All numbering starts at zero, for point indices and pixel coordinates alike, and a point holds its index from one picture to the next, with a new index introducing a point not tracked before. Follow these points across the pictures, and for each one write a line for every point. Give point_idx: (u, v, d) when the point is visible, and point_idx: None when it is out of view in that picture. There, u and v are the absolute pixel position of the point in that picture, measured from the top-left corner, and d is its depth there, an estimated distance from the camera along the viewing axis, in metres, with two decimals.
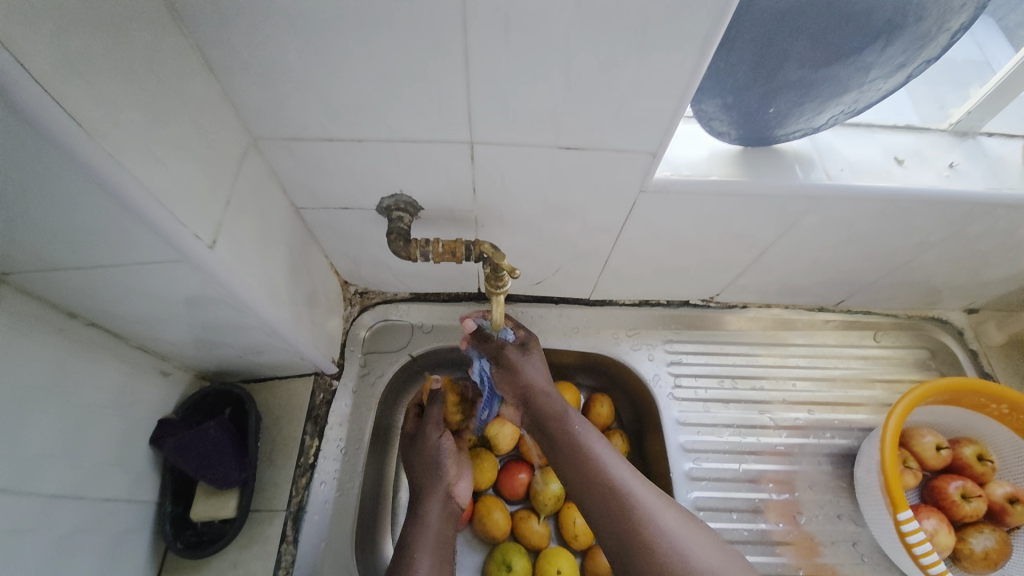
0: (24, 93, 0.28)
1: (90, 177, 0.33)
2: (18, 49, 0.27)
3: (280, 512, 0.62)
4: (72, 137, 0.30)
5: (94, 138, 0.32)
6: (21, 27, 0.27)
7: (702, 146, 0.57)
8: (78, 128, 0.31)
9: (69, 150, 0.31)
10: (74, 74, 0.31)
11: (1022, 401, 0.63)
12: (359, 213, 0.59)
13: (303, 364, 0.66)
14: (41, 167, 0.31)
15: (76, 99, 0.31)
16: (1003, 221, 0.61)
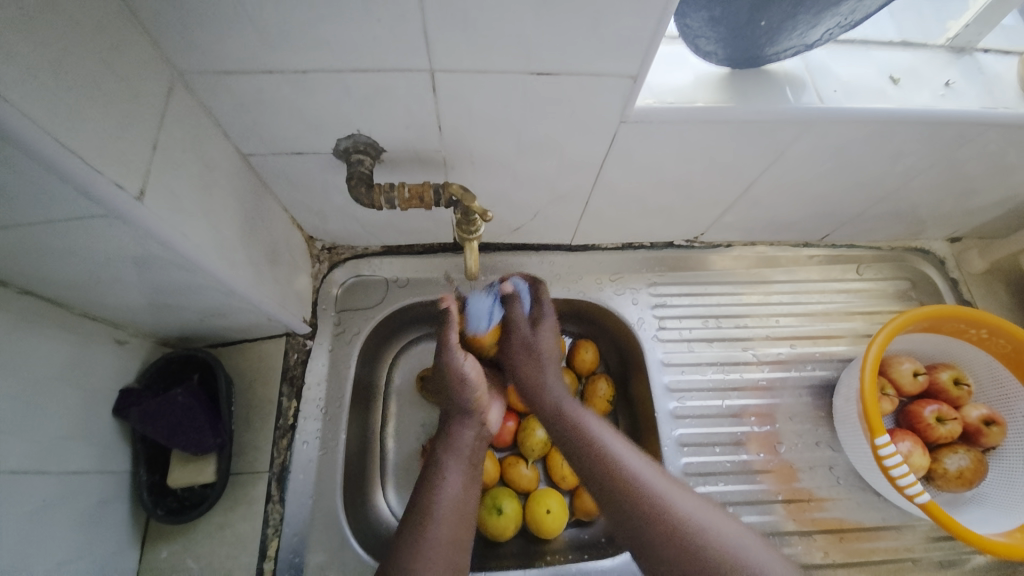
0: None
1: None
2: None
3: (263, 473, 0.61)
4: None
5: None
6: None
7: (686, 69, 0.52)
8: None
9: None
10: None
11: (1001, 323, 0.63)
12: (315, 158, 0.54)
13: (273, 324, 0.63)
14: None
15: None
16: (996, 143, 0.59)
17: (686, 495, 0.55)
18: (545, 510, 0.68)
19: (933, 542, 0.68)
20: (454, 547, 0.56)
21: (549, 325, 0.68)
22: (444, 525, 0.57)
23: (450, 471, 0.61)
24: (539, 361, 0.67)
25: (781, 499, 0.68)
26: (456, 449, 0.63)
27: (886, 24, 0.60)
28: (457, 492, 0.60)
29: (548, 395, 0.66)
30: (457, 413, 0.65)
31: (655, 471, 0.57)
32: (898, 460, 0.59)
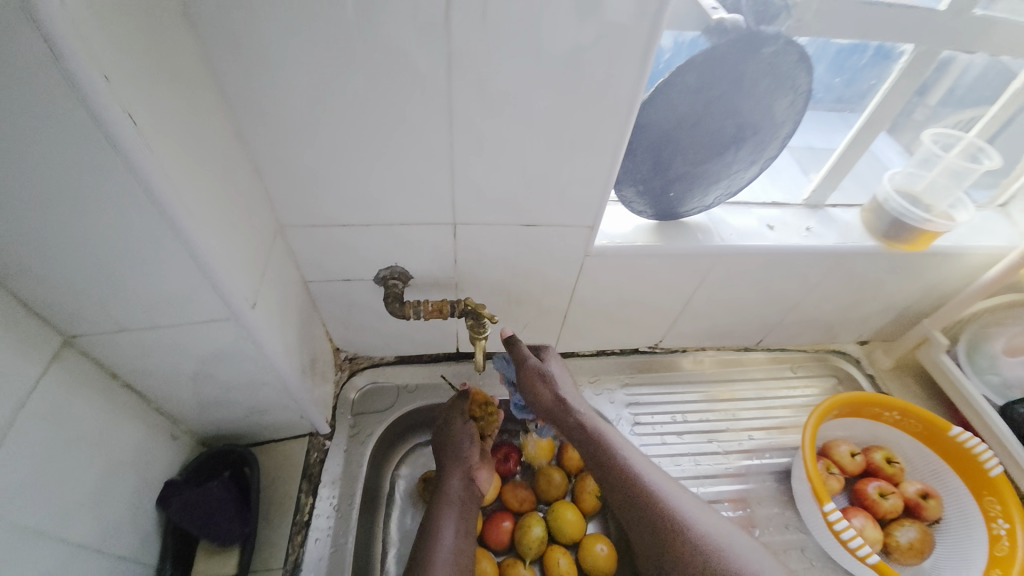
0: (174, 203, 0.39)
1: (190, 255, 0.43)
2: (169, 169, 0.39)
3: (276, 570, 0.64)
4: (190, 226, 0.41)
5: (200, 225, 0.43)
6: (170, 153, 0.39)
7: (628, 221, 0.75)
8: (194, 219, 0.42)
9: (186, 235, 0.41)
10: (192, 181, 0.42)
11: (904, 406, 0.78)
12: (358, 284, 0.71)
13: (302, 422, 0.73)
14: (157, 246, 0.42)
15: (194, 201, 0.42)
16: (857, 266, 0.80)
17: (692, 504, 0.65)
18: None
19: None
20: (457, 558, 0.66)
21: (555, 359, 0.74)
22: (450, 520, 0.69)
23: (454, 477, 0.73)
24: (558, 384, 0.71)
25: None
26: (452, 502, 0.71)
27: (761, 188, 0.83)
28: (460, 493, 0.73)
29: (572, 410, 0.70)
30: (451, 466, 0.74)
31: (672, 487, 0.66)
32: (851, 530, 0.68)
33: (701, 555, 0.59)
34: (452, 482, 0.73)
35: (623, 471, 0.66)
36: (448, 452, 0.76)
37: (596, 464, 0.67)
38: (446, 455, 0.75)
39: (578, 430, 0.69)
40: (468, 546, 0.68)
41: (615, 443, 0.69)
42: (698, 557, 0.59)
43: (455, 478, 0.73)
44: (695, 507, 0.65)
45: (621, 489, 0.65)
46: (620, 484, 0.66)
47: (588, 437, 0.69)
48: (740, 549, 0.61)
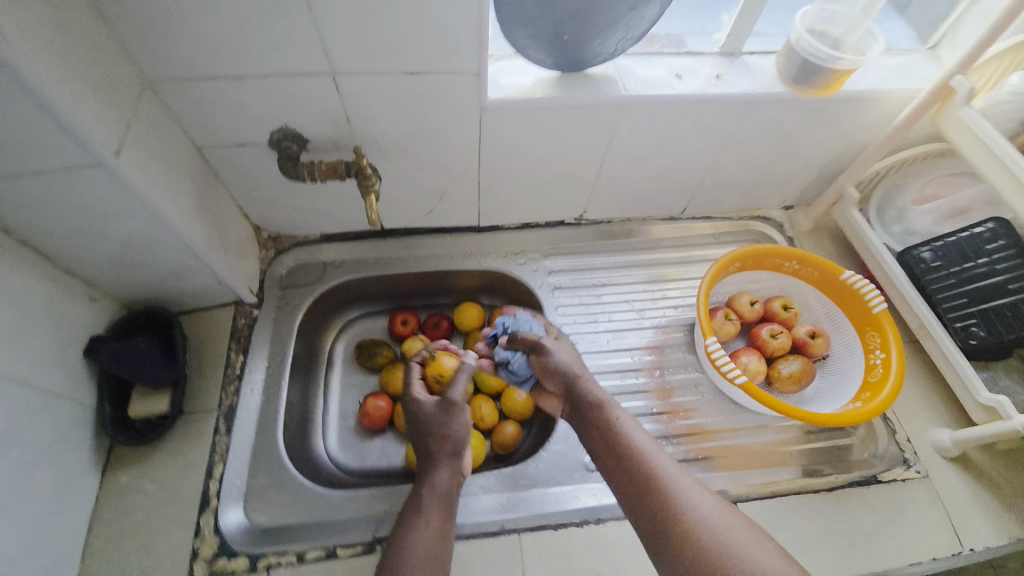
0: None
1: (17, 83, 0.42)
2: None
3: (213, 411, 0.72)
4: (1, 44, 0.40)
5: (18, 48, 0.41)
6: None
7: (529, 75, 0.72)
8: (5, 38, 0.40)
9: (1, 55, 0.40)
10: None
11: (802, 254, 0.82)
12: (254, 149, 0.70)
13: (223, 289, 0.76)
14: None
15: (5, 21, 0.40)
16: (769, 115, 0.79)
17: (709, 496, 0.62)
18: None
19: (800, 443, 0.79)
20: (438, 555, 0.59)
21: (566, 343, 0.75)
22: (433, 515, 0.62)
23: (438, 468, 0.65)
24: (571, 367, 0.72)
25: (658, 411, 0.83)
26: (434, 489, 0.64)
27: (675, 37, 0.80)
28: (446, 485, 0.65)
29: (585, 387, 0.70)
30: (439, 454, 0.66)
31: (682, 475, 0.63)
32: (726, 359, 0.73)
33: (704, 541, 0.57)
34: (438, 474, 0.65)
35: (630, 449, 0.65)
36: (436, 440, 0.66)
37: (605, 452, 0.66)
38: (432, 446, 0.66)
39: (595, 415, 0.68)
40: (448, 546, 0.61)
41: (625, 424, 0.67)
42: (695, 547, 0.57)
43: (442, 472, 0.65)
44: (711, 503, 0.61)
45: (623, 471, 0.64)
46: (629, 460, 0.64)
47: (599, 418, 0.68)
48: (762, 551, 0.57)
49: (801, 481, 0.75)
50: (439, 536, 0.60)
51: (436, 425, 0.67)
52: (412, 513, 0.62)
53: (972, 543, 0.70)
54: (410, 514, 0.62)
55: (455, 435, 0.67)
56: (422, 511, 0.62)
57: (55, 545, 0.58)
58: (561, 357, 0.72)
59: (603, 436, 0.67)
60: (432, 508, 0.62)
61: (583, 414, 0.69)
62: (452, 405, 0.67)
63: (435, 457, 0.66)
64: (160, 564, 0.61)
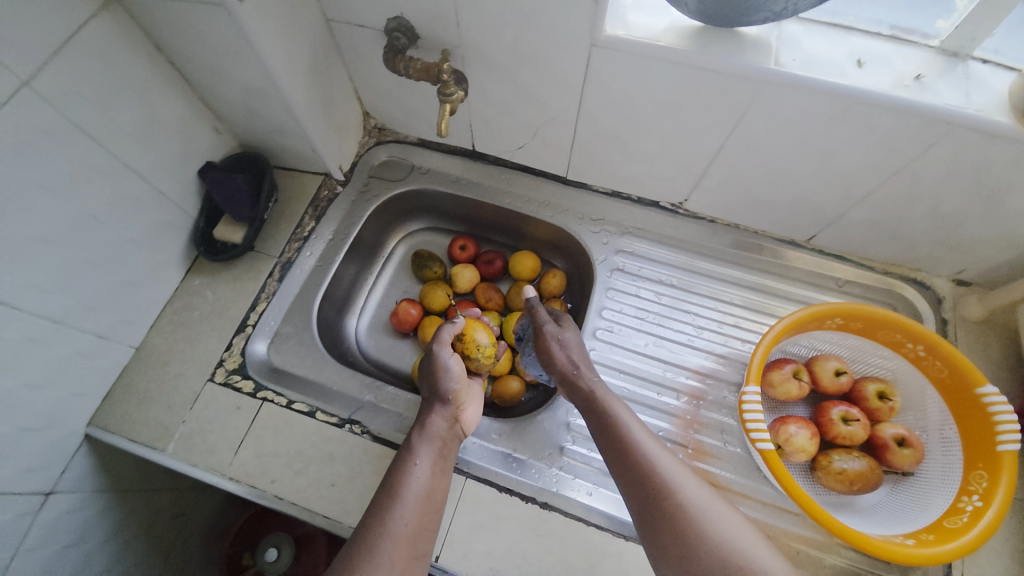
0: None
1: None
2: None
3: (273, 258, 0.82)
4: None
5: None
6: None
7: (665, 18, 0.61)
8: None
9: None
10: None
11: (938, 343, 0.62)
12: (371, 33, 0.72)
13: (316, 158, 0.84)
14: None
15: None
16: (974, 149, 0.58)
17: (727, 515, 0.53)
18: None
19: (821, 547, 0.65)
20: (429, 493, 0.57)
21: (570, 325, 0.71)
22: (426, 454, 0.60)
23: (435, 413, 0.64)
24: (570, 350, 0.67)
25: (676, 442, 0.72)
26: (428, 434, 0.62)
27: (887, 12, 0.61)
28: (442, 431, 0.63)
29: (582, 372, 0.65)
30: (433, 400, 0.65)
31: (671, 457, 0.57)
32: (759, 416, 0.60)
33: (716, 557, 0.49)
34: (433, 420, 0.64)
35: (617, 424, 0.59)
36: (434, 388, 0.65)
37: (603, 446, 0.59)
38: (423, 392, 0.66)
39: (588, 404, 0.62)
40: (439, 486, 0.59)
41: (611, 400, 0.62)
42: (687, 536, 0.51)
43: (439, 417, 0.64)
44: (700, 494, 0.54)
45: (620, 454, 0.57)
46: (612, 438, 0.59)
47: (594, 407, 0.62)
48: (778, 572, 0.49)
49: None
50: (433, 475, 0.59)
51: (435, 373, 0.66)
52: (405, 452, 0.60)
53: None
54: (404, 452, 0.61)
55: (448, 385, 0.65)
56: (415, 452, 0.60)
57: (137, 308, 0.74)
58: (558, 340, 0.68)
59: (599, 431, 0.60)
60: (426, 449, 0.61)
61: (580, 403, 0.64)
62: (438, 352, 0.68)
63: (434, 404, 0.65)
64: (196, 357, 0.75)
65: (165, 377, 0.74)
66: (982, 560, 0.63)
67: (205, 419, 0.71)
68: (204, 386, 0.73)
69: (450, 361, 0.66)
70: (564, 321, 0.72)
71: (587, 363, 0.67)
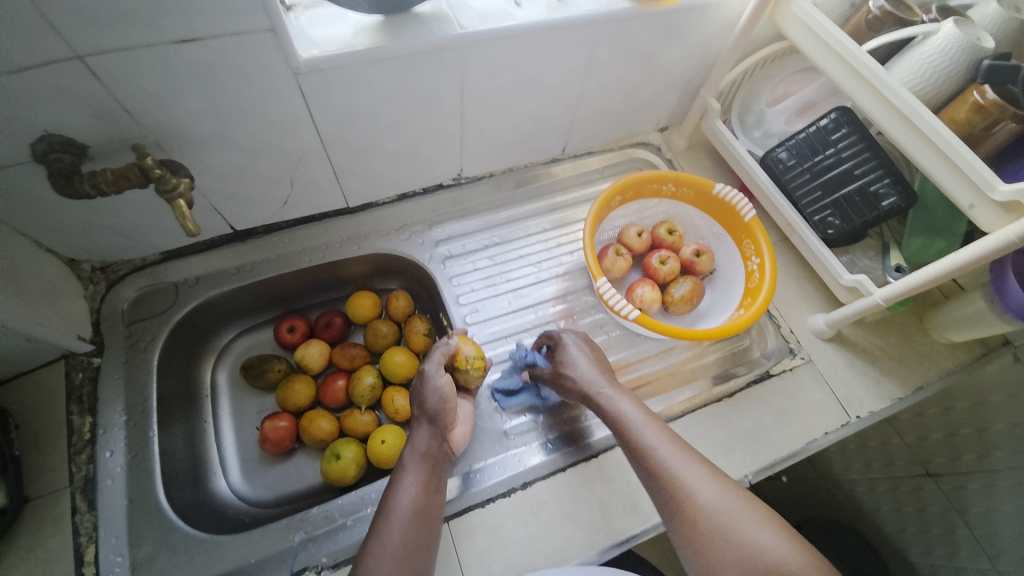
0: None
1: None
2: None
3: (65, 489, 0.61)
4: None
5: None
6: None
7: (347, 24, 0.62)
8: None
9: None
10: None
11: (677, 176, 0.83)
12: (15, 169, 0.55)
13: (37, 346, 0.63)
14: None
15: None
16: (619, 36, 0.75)
17: (718, 484, 0.57)
18: (380, 441, 0.75)
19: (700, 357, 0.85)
20: (422, 509, 0.58)
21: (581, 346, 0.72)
22: (416, 471, 0.61)
23: (422, 429, 0.65)
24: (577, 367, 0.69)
25: None
26: (415, 451, 0.63)
27: None
28: (427, 448, 0.63)
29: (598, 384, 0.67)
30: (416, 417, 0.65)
31: (684, 454, 0.60)
32: (616, 296, 0.72)
33: (704, 525, 0.54)
34: (419, 436, 0.64)
35: (633, 437, 0.62)
36: (421, 408, 0.66)
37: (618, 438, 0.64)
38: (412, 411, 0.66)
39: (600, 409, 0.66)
40: (433, 502, 0.59)
41: (630, 412, 0.64)
42: (677, 503, 0.56)
43: (427, 434, 0.64)
44: (716, 486, 0.57)
45: (629, 445, 0.62)
46: (632, 447, 0.61)
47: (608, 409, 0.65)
48: (758, 526, 0.54)
49: (710, 392, 0.79)
50: (422, 489, 0.59)
51: (418, 394, 0.67)
52: (395, 474, 0.61)
53: (857, 411, 0.80)
54: (394, 476, 0.61)
55: (436, 403, 0.65)
56: (404, 472, 0.61)
57: None
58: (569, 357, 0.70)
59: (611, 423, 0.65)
60: (416, 468, 0.61)
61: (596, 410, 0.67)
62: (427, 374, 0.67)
63: (420, 422, 0.65)
64: None
65: None
66: (783, 294, 0.89)
67: None
68: None
69: (439, 379, 0.66)
70: (569, 343, 0.72)
71: (604, 378, 0.68)
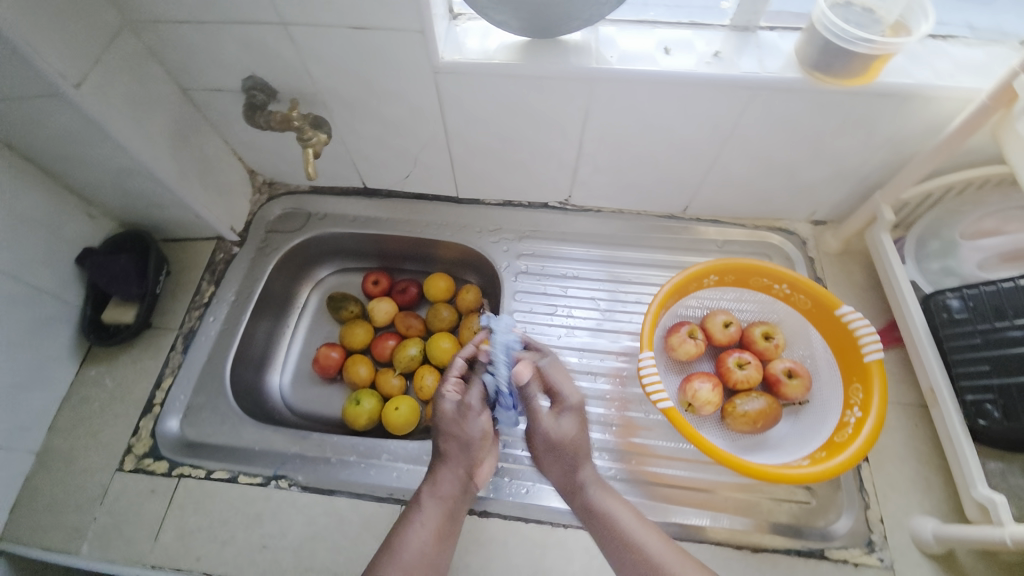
0: None
1: None
2: None
3: (173, 330, 0.80)
4: None
5: None
6: None
7: (495, 39, 0.67)
8: None
9: None
10: None
11: (796, 278, 0.71)
12: (231, 95, 0.73)
13: (203, 224, 0.84)
14: None
15: None
16: (776, 107, 0.66)
17: None
18: (394, 408, 0.81)
19: (753, 490, 0.69)
20: (428, 559, 0.55)
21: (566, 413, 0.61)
22: (433, 514, 0.57)
23: (445, 468, 0.59)
24: (571, 442, 0.60)
25: (611, 423, 0.75)
26: (439, 492, 0.58)
27: (682, 6, 0.70)
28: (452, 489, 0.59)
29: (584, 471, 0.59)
30: (444, 452, 0.60)
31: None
32: (657, 380, 0.64)
33: None
34: (444, 476, 0.59)
35: (620, 537, 0.56)
36: (449, 443, 0.60)
37: (605, 544, 0.57)
38: (442, 442, 0.60)
39: (587, 507, 0.59)
40: (444, 551, 0.56)
41: (616, 512, 0.58)
42: None
43: (449, 474, 0.59)
44: None
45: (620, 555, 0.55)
46: (618, 551, 0.56)
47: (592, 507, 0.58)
48: None
49: (735, 533, 0.66)
50: (436, 535, 0.56)
51: (452, 427, 0.60)
52: (412, 510, 0.57)
53: None
54: (410, 511, 0.58)
55: (468, 443, 0.60)
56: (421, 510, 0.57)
57: (29, 414, 0.70)
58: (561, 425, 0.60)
59: (598, 527, 0.57)
60: (433, 510, 0.57)
61: (579, 505, 0.59)
62: (469, 408, 0.61)
63: (446, 460, 0.59)
64: (101, 451, 0.71)
65: (73, 475, 0.70)
66: (892, 470, 0.69)
67: (119, 512, 0.68)
68: (114, 477, 0.70)
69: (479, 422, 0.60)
70: (574, 421, 0.61)
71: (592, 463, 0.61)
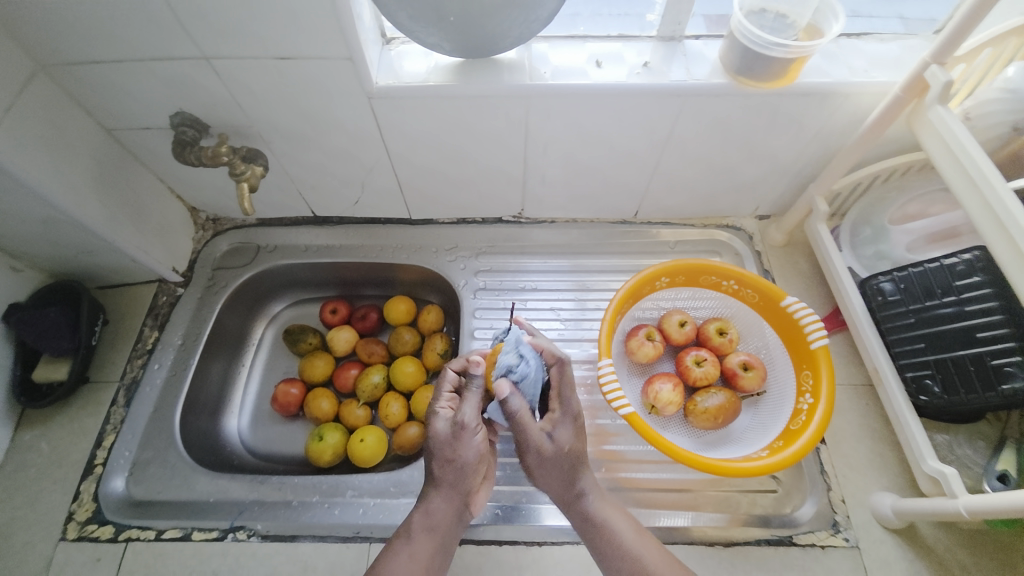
0: None
1: None
2: None
3: (115, 382, 0.76)
4: None
5: None
6: None
7: (429, 62, 0.67)
8: None
9: None
10: None
11: (742, 273, 0.73)
12: (160, 133, 0.71)
13: (142, 267, 0.80)
14: None
15: None
16: (708, 112, 0.69)
17: None
18: (360, 439, 0.79)
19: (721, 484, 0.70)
20: None
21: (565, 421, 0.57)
22: (422, 543, 0.55)
23: (440, 498, 0.56)
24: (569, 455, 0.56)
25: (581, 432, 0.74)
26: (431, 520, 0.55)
27: (609, 19, 0.72)
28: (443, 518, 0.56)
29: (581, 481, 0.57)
30: (438, 479, 0.57)
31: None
32: (617, 386, 0.64)
33: None
34: (438, 503, 0.56)
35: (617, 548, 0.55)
36: (445, 470, 0.56)
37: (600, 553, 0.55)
38: (433, 466, 0.57)
39: (583, 519, 0.57)
40: None
41: (615, 523, 0.56)
42: None
43: (443, 503, 0.56)
44: None
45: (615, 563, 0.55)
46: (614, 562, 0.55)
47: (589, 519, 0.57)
48: None
49: (708, 529, 0.66)
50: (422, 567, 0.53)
51: (445, 450, 0.56)
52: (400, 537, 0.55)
53: None
54: (396, 540, 0.55)
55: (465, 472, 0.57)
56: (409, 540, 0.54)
57: None
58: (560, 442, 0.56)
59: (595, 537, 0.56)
60: (422, 539, 0.55)
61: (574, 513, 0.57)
62: (463, 426, 0.56)
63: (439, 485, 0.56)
64: (40, 521, 0.66)
65: (8, 551, 0.64)
66: (850, 450, 0.71)
67: None
68: (56, 548, 0.65)
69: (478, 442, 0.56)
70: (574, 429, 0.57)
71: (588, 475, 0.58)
